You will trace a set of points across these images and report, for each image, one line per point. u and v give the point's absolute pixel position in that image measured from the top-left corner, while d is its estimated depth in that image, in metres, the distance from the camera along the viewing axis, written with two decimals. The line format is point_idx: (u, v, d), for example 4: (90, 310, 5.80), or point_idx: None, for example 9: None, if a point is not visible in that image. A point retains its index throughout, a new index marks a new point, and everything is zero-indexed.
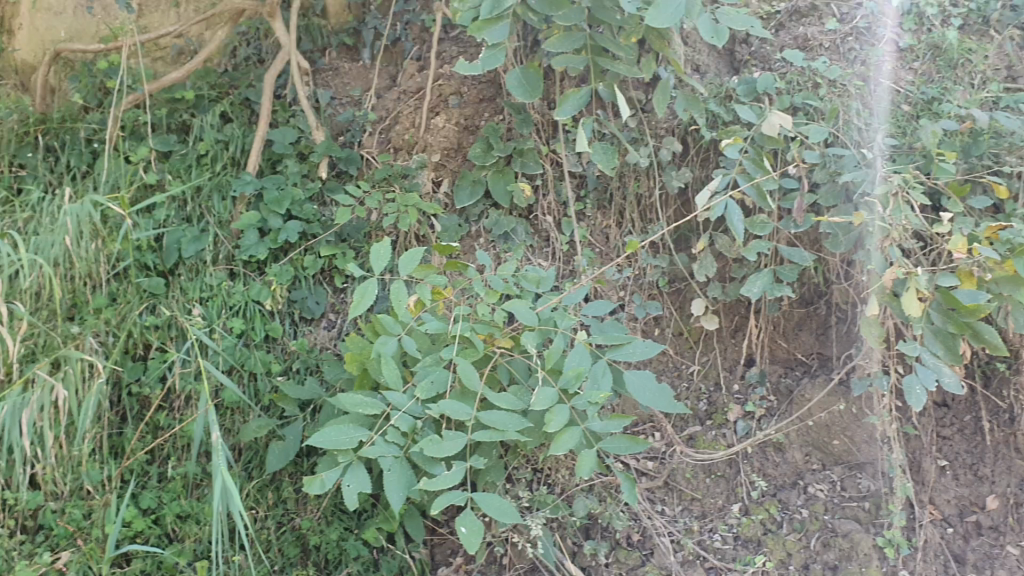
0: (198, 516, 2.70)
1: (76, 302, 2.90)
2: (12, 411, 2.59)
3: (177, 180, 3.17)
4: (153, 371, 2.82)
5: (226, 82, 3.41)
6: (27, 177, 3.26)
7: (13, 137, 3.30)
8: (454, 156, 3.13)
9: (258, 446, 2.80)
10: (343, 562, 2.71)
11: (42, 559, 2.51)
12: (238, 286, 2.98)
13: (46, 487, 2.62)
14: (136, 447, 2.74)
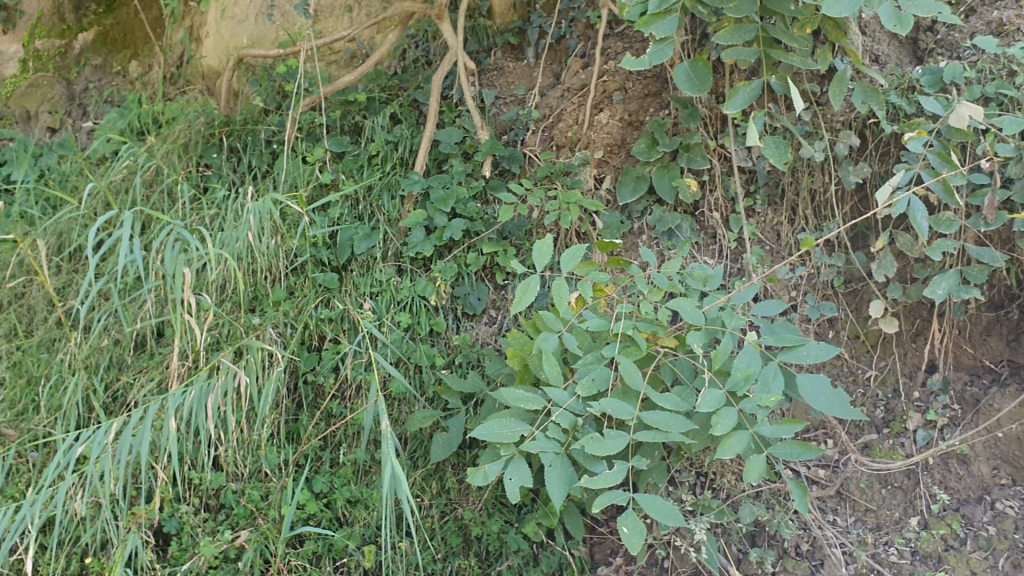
0: (367, 501, 2.78)
1: (257, 295, 3.06)
2: (199, 395, 2.70)
3: (350, 180, 3.28)
4: (327, 361, 2.96)
5: (396, 85, 3.51)
6: (213, 176, 3.47)
7: (200, 139, 3.50)
8: (618, 153, 3.09)
9: (422, 436, 2.85)
10: (503, 555, 2.73)
11: (224, 536, 2.66)
12: (406, 282, 3.06)
13: (229, 468, 2.77)
14: (310, 434, 2.88)
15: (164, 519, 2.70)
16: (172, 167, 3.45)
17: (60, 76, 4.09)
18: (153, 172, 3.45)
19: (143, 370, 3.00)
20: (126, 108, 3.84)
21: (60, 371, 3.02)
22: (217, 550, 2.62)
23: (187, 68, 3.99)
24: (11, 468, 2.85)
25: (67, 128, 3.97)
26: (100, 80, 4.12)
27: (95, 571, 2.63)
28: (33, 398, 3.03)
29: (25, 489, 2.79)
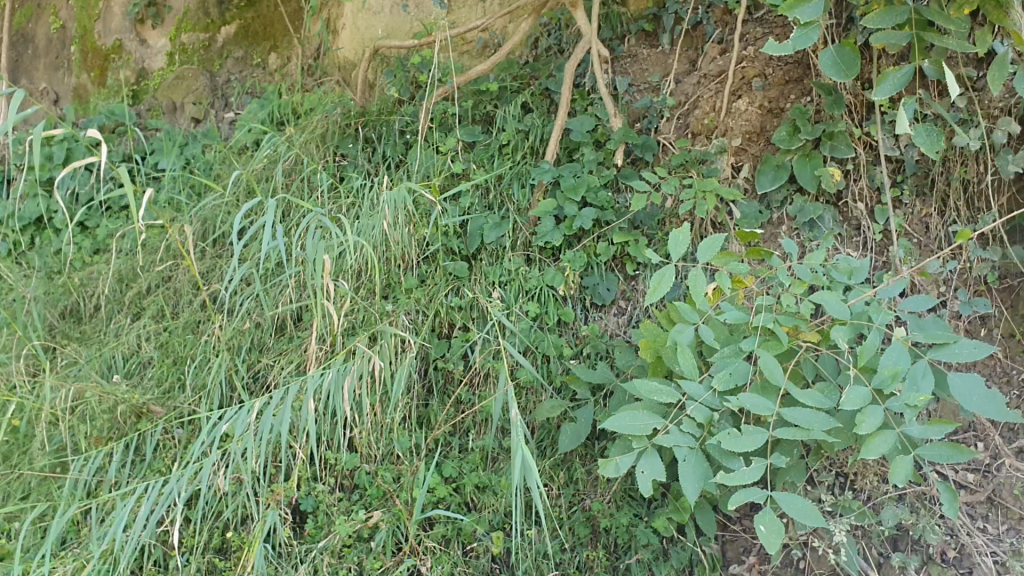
0: (495, 488, 2.78)
1: (389, 282, 3.11)
2: (336, 377, 2.74)
3: (481, 170, 3.29)
4: (456, 349, 2.99)
5: (527, 74, 3.51)
6: (349, 166, 3.55)
7: (337, 129, 3.59)
8: (757, 140, 3.01)
9: (551, 426, 2.84)
10: (633, 549, 2.69)
11: (358, 516, 2.71)
12: (535, 271, 3.06)
13: (363, 450, 2.83)
14: (439, 419, 2.92)
15: (301, 497, 2.77)
16: (311, 156, 3.54)
17: (205, 69, 4.27)
18: (293, 161, 3.56)
19: (283, 352, 3.11)
20: (266, 99, 3.98)
21: (205, 351, 3.16)
22: (352, 529, 2.67)
23: (323, 60, 4.10)
24: (159, 443, 2.97)
25: (211, 119, 4.14)
26: (241, 72, 4.28)
27: (237, 544, 2.73)
28: (179, 376, 3.17)
29: (171, 464, 2.90)
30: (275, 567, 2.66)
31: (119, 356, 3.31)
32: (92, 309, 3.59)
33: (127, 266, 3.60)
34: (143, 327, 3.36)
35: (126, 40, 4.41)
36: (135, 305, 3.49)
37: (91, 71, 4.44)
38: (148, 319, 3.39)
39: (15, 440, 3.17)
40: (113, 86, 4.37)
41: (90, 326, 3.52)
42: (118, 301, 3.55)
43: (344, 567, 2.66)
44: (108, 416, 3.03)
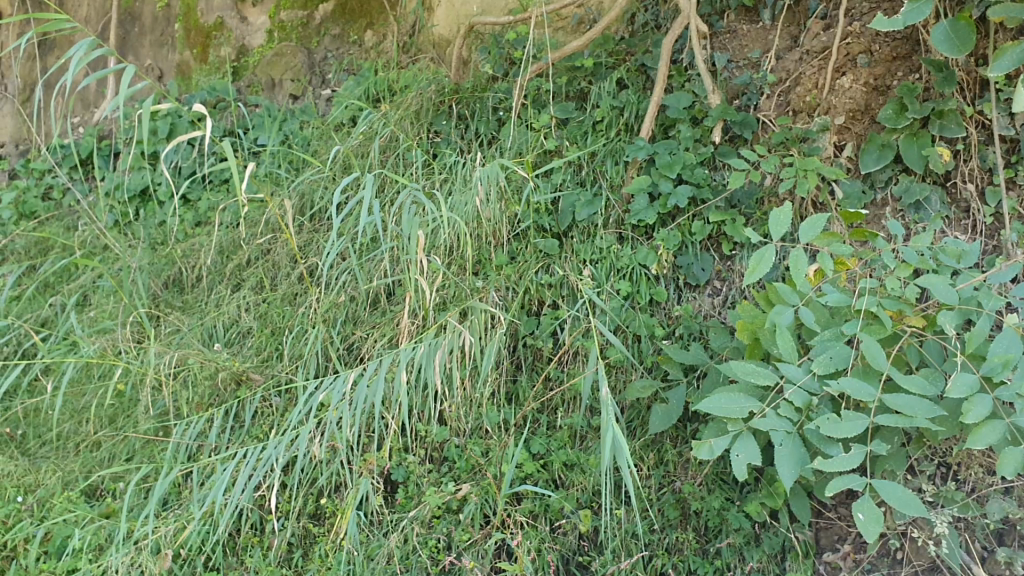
0: (583, 466, 2.76)
1: (480, 258, 3.12)
2: (427, 352, 2.75)
3: (574, 147, 3.27)
4: (546, 326, 2.97)
5: (623, 49, 3.43)
6: (442, 143, 3.58)
7: (431, 106, 3.62)
8: (862, 119, 2.92)
9: (641, 406, 2.82)
10: (724, 532, 2.65)
11: (447, 488, 2.75)
12: (627, 249, 3.03)
13: (453, 423, 2.86)
14: (527, 395, 2.92)
15: (393, 467, 2.83)
16: (406, 132, 3.57)
17: (304, 46, 4.34)
18: (389, 138, 3.60)
19: (376, 326, 3.15)
20: (362, 76, 4.02)
21: (302, 322, 3.24)
22: (441, 501, 2.70)
23: (419, 37, 4.12)
24: (257, 411, 3.06)
25: (308, 96, 4.21)
26: (338, 49, 4.32)
27: (330, 511, 2.79)
28: (277, 346, 3.26)
29: (268, 431, 2.98)
30: (366, 535, 2.72)
31: (221, 325, 3.43)
32: (193, 279, 3.71)
33: (228, 239, 3.70)
34: (243, 298, 3.46)
35: (227, 18, 4.53)
36: (235, 277, 3.59)
37: (194, 48, 4.57)
38: (247, 290, 3.48)
39: (121, 403, 3.30)
40: (214, 62, 4.50)
41: (192, 296, 3.63)
42: (219, 272, 3.65)
43: (433, 537, 2.69)
44: (209, 382, 3.13)
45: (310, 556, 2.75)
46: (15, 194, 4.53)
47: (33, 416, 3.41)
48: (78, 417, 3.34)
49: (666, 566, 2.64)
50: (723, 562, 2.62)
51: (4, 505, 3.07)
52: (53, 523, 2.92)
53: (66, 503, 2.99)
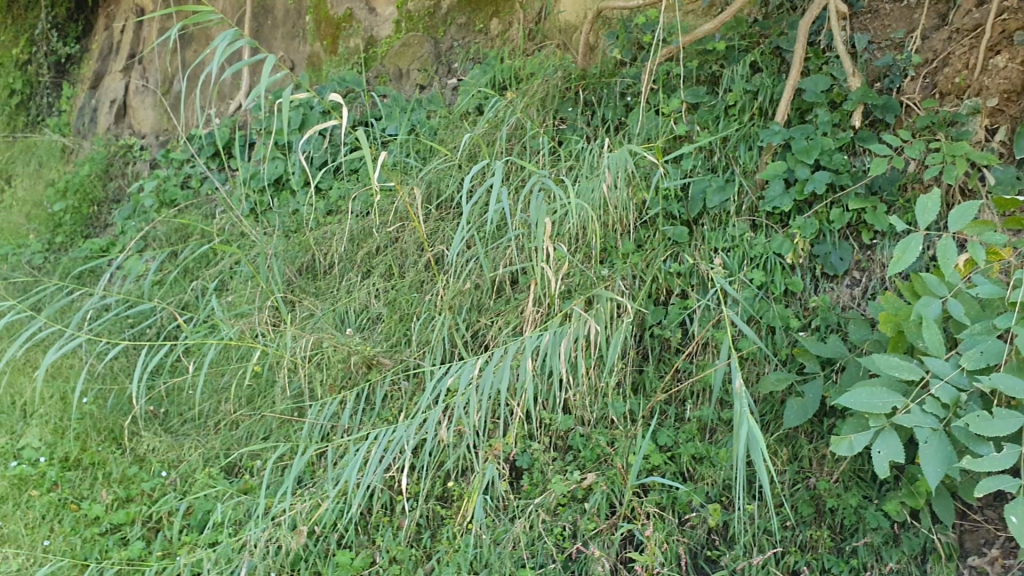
0: (713, 459, 2.72)
1: (606, 247, 3.08)
2: (553, 340, 2.71)
3: (705, 131, 3.21)
4: (674, 316, 2.93)
5: (757, 32, 3.34)
6: (568, 130, 3.57)
7: (558, 93, 3.61)
8: (1016, 100, 2.80)
9: (774, 400, 2.76)
10: (860, 531, 2.56)
11: (573, 477, 2.73)
12: (760, 238, 2.96)
13: (578, 413, 2.85)
14: (654, 386, 2.89)
15: (518, 454, 2.84)
16: (532, 119, 3.57)
17: (430, 36, 4.40)
18: (516, 125, 3.60)
19: (501, 313, 3.17)
20: (488, 65, 4.04)
21: (429, 309, 3.29)
22: (567, 489, 2.69)
23: (545, 24, 4.10)
24: (387, 394, 3.13)
25: (435, 86, 4.28)
26: (464, 38, 4.35)
27: (457, 494, 2.83)
28: (405, 331, 3.33)
29: (398, 414, 3.05)
30: (493, 520, 2.73)
31: (352, 310, 3.51)
32: (324, 265, 3.81)
33: (357, 228, 3.78)
34: (372, 284, 3.54)
35: (356, 9, 4.61)
36: (365, 264, 3.67)
37: (325, 40, 4.68)
38: (377, 277, 3.56)
39: (258, 384, 3.44)
40: (344, 54, 4.60)
41: (324, 282, 3.73)
42: (350, 259, 3.73)
43: (559, 525, 2.68)
44: (342, 365, 3.22)
45: (437, 537, 2.79)
46: (158, 183, 4.75)
47: (175, 395, 3.58)
48: (217, 397, 3.49)
49: (799, 563, 2.56)
50: (859, 562, 2.53)
51: (150, 479, 3.23)
52: (195, 497, 3.06)
53: (207, 479, 3.13)
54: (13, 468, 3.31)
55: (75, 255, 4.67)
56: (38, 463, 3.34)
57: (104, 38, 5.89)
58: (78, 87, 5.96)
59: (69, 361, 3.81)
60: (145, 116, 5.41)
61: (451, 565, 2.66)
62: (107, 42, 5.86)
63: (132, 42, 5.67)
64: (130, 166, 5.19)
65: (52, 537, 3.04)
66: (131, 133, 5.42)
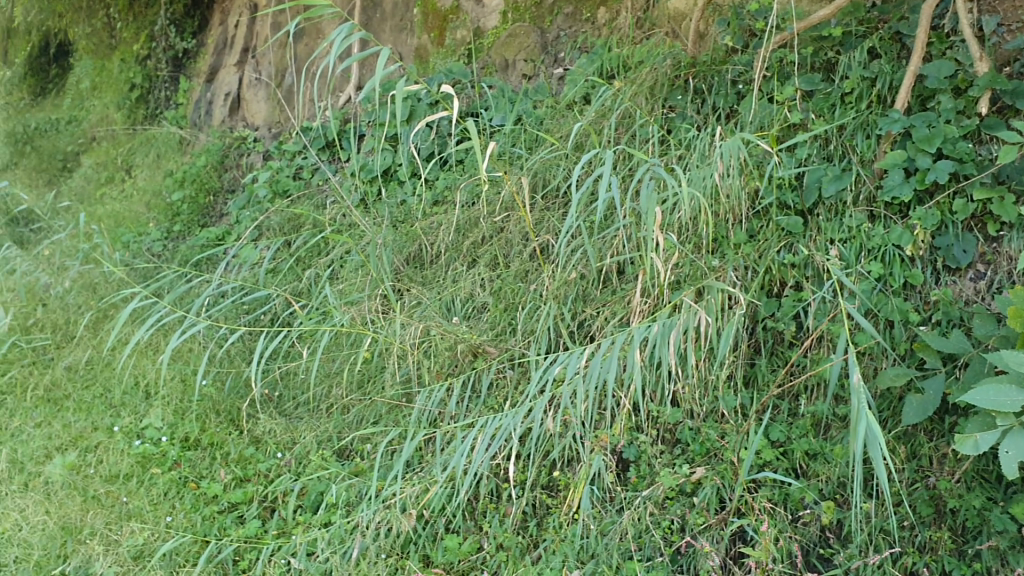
0: (827, 456, 2.67)
1: (717, 237, 3.05)
2: (662, 331, 2.67)
3: (820, 119, 3.12)
4: (788, 309, 2.87)
5: (876, 17, 3.25)
6: (677, 118, 3.54)
7: (667, 81, 3.57)
8: None
9: (893, 396, 2.68)
10: (984, 534, 2.47)
11: (682, 470, 2.72)
12: (879, 229, 2.87)
13: (687, 406, 2.83)
14: (768, 380, 2.84)
15: (625, 446, 2.83)
16: (641, 108, 3.56)
17: (537, 26, 4.41)
18: (624, 115, 3.58)
19: (607, 304, 3.16)
20: (595, 54, 4.02)
21: (534, 299, 3.31)
22: (675, 482, 2.69)
23: (654, 12, 4.05)
24: (493, 382, 3.16)
25: (541, 75, 4.29)
26: (571, 27, 4.34)
27: (563, 484, 2.84)
28: (511, 321, 3.35)
29: (504, 402, 3.08)
30: (600, 510, 2.73)
31: (458, 299, 3.56)
32: (431, 255, 3.86)
33: (464, 217, 3.82)
34: (479, 274, 3.57)
35: (463, 1, 4.65)
36: (471, 254, 3.70)
37: (432, 32, 4.73)
38: (483, 267, 3.59)
39: (368, 369, 3.51)
40: (450, 45, 4.64)
41: (431, 271, 3.79)
42: (456, 249, 3.78)
43: (667, 518, 2.66)
44: (449, 353, 3.26)
45: (544, 526, 2.80)
46: (272, 174, 4.91)
47: (288, 379, 3.69)
48: (329, 382, 3.58)
49: (918, 565, 2.49)
50: (983, 566, 2.44)
51: (266, 460, 3.35)
52: (309, 479, 3.15)
53: (320, 461, 3.22)
54: (137, 447, 3.47)
55: (194, 243, 4.86)
56: (161, 443, 3.49)
57: (218, 33, 6.09)
58: (194, 81, 6.20)
59: (189, 345, 3.98)
60: (258, 109, 5.57)
61: (558, 554, 2.67)
62: (221, 37, 6.05)
63: (245, 37, 5.84)
64: (244, 158, 5.36)
65: (173, 513, 3.15)
66: (244, 125, 5.59)
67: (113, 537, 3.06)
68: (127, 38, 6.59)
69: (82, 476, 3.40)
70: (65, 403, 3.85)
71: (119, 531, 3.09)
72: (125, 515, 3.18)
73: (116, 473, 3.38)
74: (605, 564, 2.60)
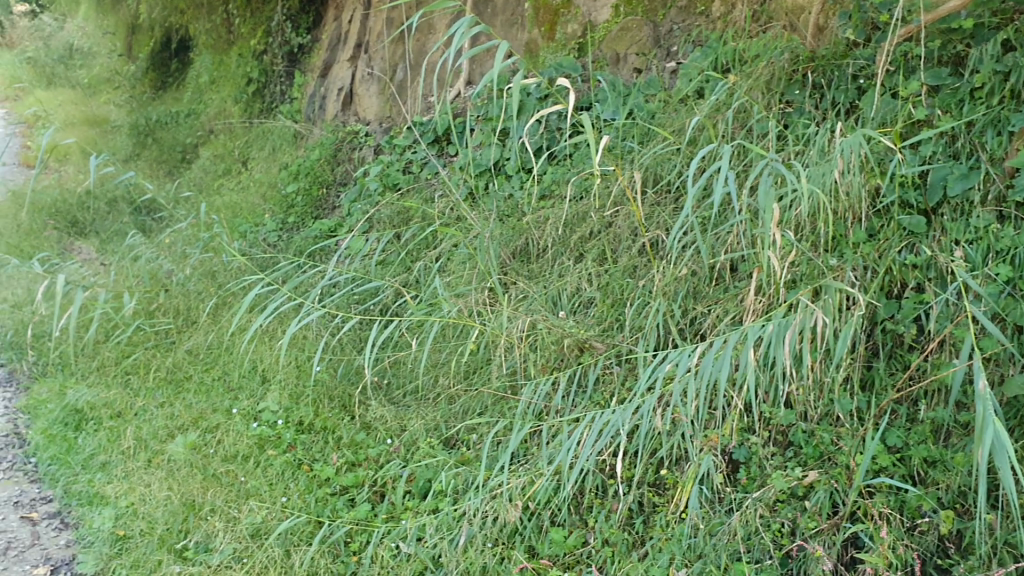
0: (948, 464, 2.58)
1: (835, 236, 2.98)
2: (777, 330, 2.62)
3: (947, 116, 3.01)
4: (908, 310, 2.77)
5: (1011, 7, 3.07)
6: (794, 113, 3.47)
7: (784, 75, 3.51)
8: None
9: (1021, 404, 2.57)
10: None
11: (794, 473, 2.67)
12: (1009, 230, 2.74)
13: (800, 408, 2.78)
14: (886, 385, 2.75)
15: (735, 447, 2.80)
16: (757, 102, 3.51)
17: (650, 19, 4.38)
18: (740, 110, 3.54)
19: (719, 301, 3.12)
20: (709, 48, 3.97)
21: (643, 295, 3.30)
22: (787, 485, 2.63)
23: (770, 4, 3.94)
24: (600, 377, 3.16)
25: (653, 69, 4.26)
26: (684, 21, 4.29)
27: (671, 483, 2.83)
28: (618, 316, 3.34)
29: (610, 398, 3.07)
30: (708, 511, 2.71)
31: (565, 293, 3.56)
32: (538, 249, 3.88)
33: (572, 212, 3.82)
34: (586, 268, 3.57)
35: None
36: (579, 249, 3.71)
37: (543, 26, 4.75)
38: (591, 261, 3.59)
39: (475, 361, 3.56)
40: (562, 40, 4.65)
41: (538, 265, 3.81)
42: (563, 243, 3.78)
43: (777, 521, 2.62)
44: (556, 347, 3.28)
45: (650, 524, 2.80)
46: (383, 168, 5.01)
47: (397, 368, 3.77)
48: (436, 371, 3.65)
49: None
50: None
51: (376, 446, 3.44)
52: (417, 466, 3.22)
53: (428, 449, 3.29)
54: (254, 429, 3.61)
55: (307, 235, 5.01)
56: (276, 426, 3.62)
57: (333, 28, 6.23)
58: (308, 76, 6.36)
59: (303, 332, 4.13)
60: (369, 104, 5.66)
61: (665, 552, 2.67)
62: (336, 32, 6.19)
63: (358, 32, 5.94)
64: (357, 152, 5.46)
65: (289, 494, 3.25)
66: (356, 120, 5.69)
67: (233, 514, 3.16)
68: (245, 34, 6.95)
69: (202, 454, 3.53)
70: (186, 384, 4.04)
71: (238, 509, 3.19)
72: (244, 493, 3.29)
73: (234, 454, 3.51)
74: (713, 565, 2.60)
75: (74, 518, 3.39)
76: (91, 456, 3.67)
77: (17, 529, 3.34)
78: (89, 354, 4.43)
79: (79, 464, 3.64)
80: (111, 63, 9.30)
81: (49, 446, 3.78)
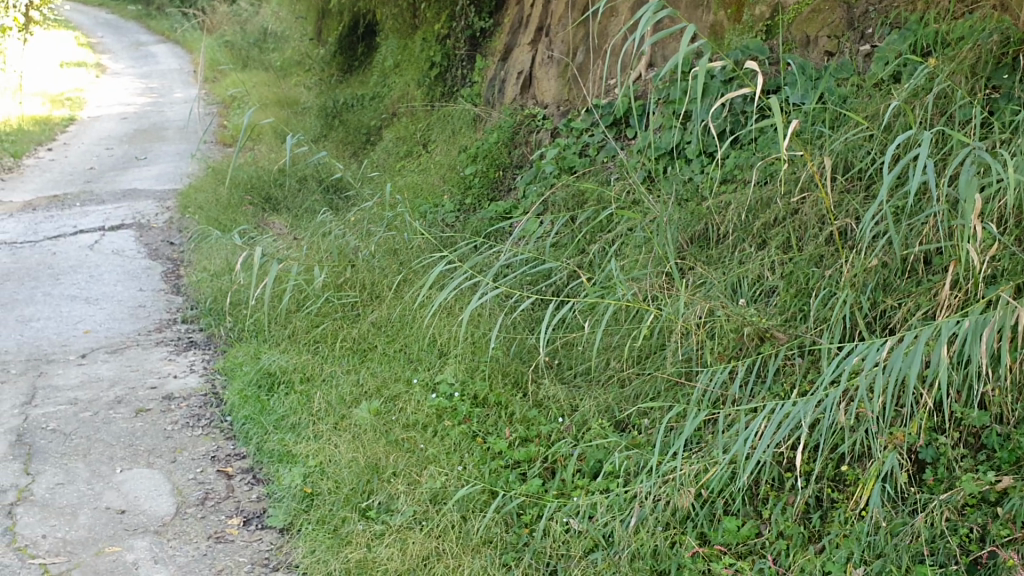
0: None
1: None
2: (974, 328, 2.49)
3: None
4: None
5: None
6: (1001, 99, 3.32)
7: (992, 58, 3.34)
8: None
9: None
10: None
11: (986, 477, 2.56)
12: None
13: (995, 409, 2.66)
14: None
15: (922, 446, 2.71)
16: (960, 86, 3.34)
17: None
18: (942, 96, 3.40)
19: (911, 295, 3.02)
20: (908, 30, 3.82)
21: (829, 286, 3.22)
22: (977, 489, 2.53)
23: None
24: (780, 368, 3.12)
25: (846, 52, 4.11)
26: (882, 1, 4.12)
27: (852, 479, 2.77)
28: (802, 306, 3.28)
29: (790, 391, 3.02)
30: (891, 510, 2.64)
31: (745, 281, 3.50)
32: (717, 235, 3.85)
33: (755, 197, 3.76)
34: (768, 256, 3.50)
35: None
36: (761, 235, 3.65)
37: (729, 8, 4.68)
38: (774, 248, 3.52)
39: (648, 345, 3.58)
40: (748, 22, 4.56)
41: (716, 251, 3.77)
42: (744, 229, 3.73)
43: (965, 526, 2.52)
44: (734, 336, 3.25)
45: (828, 519, 2.74)
46: (559, 151, 5.08)
47: (568, 349, 3.85)
48: (609, 354, 3.69)
49: None
50: None
51: (548, 423, 3.52)
52: (587, 445, 3.28)
53: (600, 430, 3.34)
54: (432, 399, 3.77)
55: (482, 217, 5.14)
56: (453, 397, 3.77)
57: (516, 12, 6.34)
58: (490, 60, 6.48)
59: (480, 310, 4.27)
60: (548, 87, 5.70)
61: (843, 549, 2.60)
62: (519, 15, 6.30)
63: (540, 15, 6.00)
64: (534, 135, 5.55)
65: (464, 463, 3.37)
66: (534, 103, 5.75)
67: (414, 478, 3.32)
68: (430, 18, 7.19)
69: (384, 420, 3.72)
70: (371, 354, 4.26)
71: (419, 474, 3.35)
72: (423, 459, 3.44)
73: (414, 422, 3.68)
74: (893, 564, 2.51)
75: (266, 474, 3.65)
76: (282, 417, 3.93)
77: (214, 481, 3.64)
78: (281, 323, 4.73)
79: (271, 424, 3.91)
80: (303, 47, 9.80)
81: (245, 406, 4.07)
